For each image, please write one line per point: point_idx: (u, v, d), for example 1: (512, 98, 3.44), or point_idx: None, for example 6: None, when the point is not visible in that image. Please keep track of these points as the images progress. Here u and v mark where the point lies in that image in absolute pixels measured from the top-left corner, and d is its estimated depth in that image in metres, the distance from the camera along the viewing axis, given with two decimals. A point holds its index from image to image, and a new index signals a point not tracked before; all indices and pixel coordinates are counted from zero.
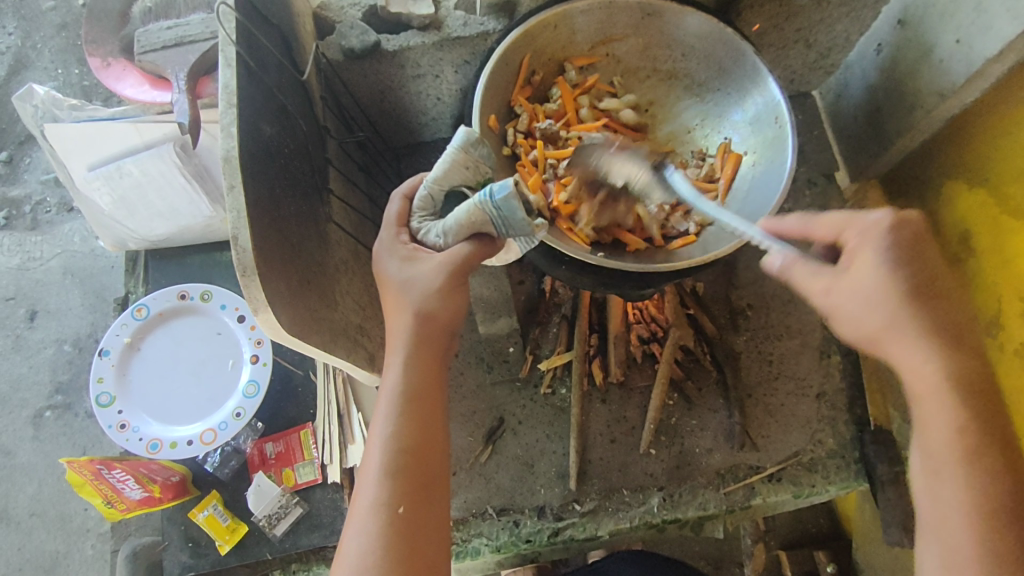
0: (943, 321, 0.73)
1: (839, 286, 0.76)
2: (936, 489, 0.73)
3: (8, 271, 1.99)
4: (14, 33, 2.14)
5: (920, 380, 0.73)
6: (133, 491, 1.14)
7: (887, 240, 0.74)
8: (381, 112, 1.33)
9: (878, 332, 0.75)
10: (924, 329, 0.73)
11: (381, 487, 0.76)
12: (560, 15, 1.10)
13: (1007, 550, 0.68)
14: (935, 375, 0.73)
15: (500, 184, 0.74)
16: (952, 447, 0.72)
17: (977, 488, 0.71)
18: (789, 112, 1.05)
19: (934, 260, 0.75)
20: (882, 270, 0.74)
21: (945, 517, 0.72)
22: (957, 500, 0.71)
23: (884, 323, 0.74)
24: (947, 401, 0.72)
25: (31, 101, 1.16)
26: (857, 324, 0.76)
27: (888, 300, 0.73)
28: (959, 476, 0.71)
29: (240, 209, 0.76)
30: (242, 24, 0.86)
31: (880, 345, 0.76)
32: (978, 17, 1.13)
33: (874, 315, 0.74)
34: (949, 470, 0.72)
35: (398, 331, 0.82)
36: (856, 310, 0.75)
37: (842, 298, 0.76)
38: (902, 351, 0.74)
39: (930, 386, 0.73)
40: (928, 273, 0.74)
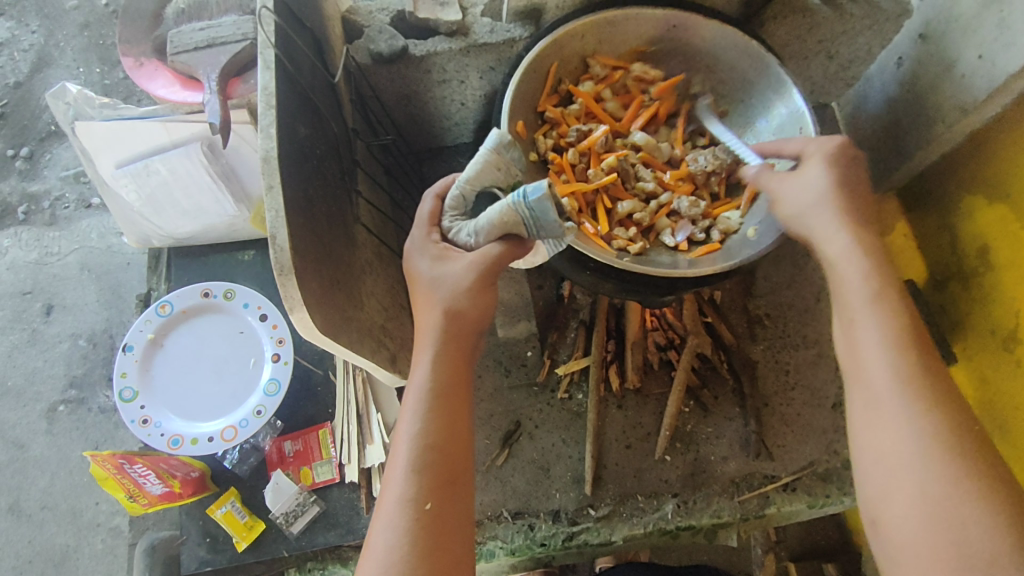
0: (858, 206, 0.89)
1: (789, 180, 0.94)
2: (855, 333, 0.81)
3: (27, 265, 2.01)
4: (38, 31, 2.17)
5: (837, 250, 0.87)
6: (154, 485, 1.16)
7: (831, 149, 0.93)
8: (405, 116, 1.34)
9: (813, 208, 0.90)
10: (846, 208, 0.89)
11: (409, 482, 0.76)
12: (588, 25, 1.11)
13: (917, 373, 0.76)
14: (847, 245, 0.86)
15: (535, 185, 0.75)
16: (862, 292, 0.82)
17: (892, 325, 0.79)
18: (814, 123, 1.06)
19: (861, 173, 0.93)
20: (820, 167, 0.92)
21: (858, 349, 0.80)
22: (877, 335, 0.79)
23: (812, 202, 0.90)
24: (858, 259, 0.84)
25: (64, 98, 1.16)
26: (794, 203, 0.92)
27: (823, 185, 0.90)
28: (872, 317, 0.80)
29: (279, 209, 0.78)
30: (280, 27, 0.88)
31: (809, 225, 0.91)
32: (1001, 33, 1.14)
33: (810, 197, 0.91)
34: (862, 314, 0.81)
35: (427, 330, 0.83)
36: (798, 193, 0.92)
37: (788, 187, 0.94)
38: (824, 226, 0.89)
39: (843, 250, 0.86)
40: (856, 176, 0.92)
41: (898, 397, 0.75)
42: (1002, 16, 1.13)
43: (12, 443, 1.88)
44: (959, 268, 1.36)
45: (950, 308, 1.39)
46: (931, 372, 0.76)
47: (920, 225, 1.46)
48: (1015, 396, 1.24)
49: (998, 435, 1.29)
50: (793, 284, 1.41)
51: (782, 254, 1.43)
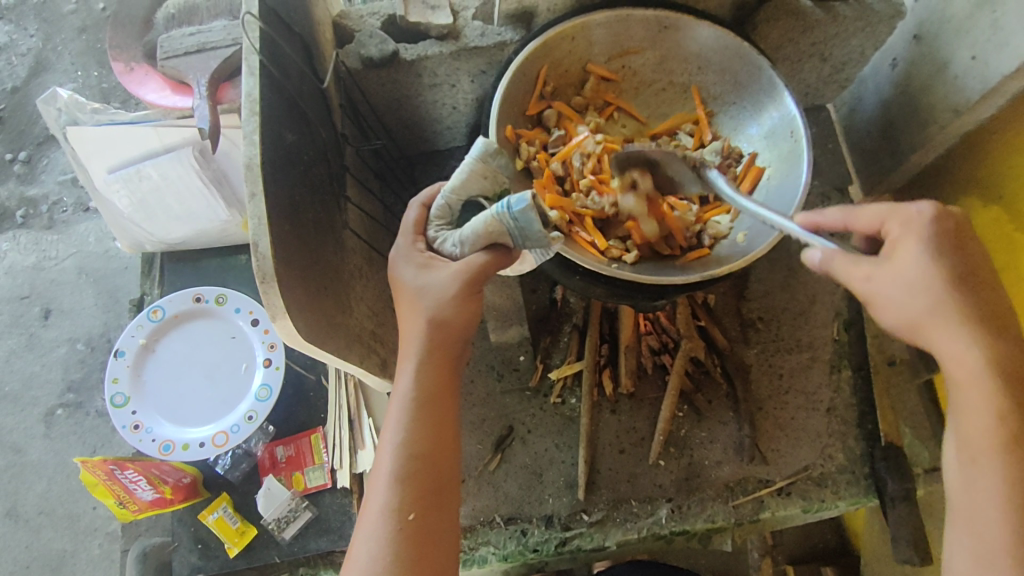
0: (985, 315, 0.79)
1: (888, 277, 0.79)
2: (972, 471, 0.79)
3: (24, 269, 2.01)
4: (36, 35, 2.17)
5: (964, 371, 0.79)
6: (145, 491, 1.15)
7: (931, 230, 0.79)
8: (397, 120, 1.34)
9: (922, 322, 0.79)
10: (969, 320, 0.78)
11: (392, 492, 0.76)
12: (578, 27, 1.11)
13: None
14: (975, 365, 0.78)
15: (519, 198, 0.75)
16: (988, 435, 0.78)
17: (1013, 476, 0.76)
18: (804, 127, 1.06)
19: (974, 257, 0.80)
20: (925, 263, 0.78)
21: (977, 495, 0.78)
22: (998, 486, 0.77)
23: (926, 312, 0.79)
24: (987, 388, 0.78)
25: (56, 104, 1.17)
26: (899, 311, 0.80)
27: (936, 290, 0.78)
28: (996, 466, 0.77)
29: (262, 216, 0.77)
30: (266, 33, 0.87)
31: (920, 334, 0.81)
32: (994, 33, 1.13)
33: (917, 305, 0.79)
34: (986, 459, 0.78)
35: (411, 338, 0.82)
36: (900, 298, 0.79)
37: (885, 285, 0.79)
38: (942, 339, 0.79)
39: (969, 373, 0.79)
40: (974, 266, 0.80)
41: (1008, 556, 0.74)
42: (996, 16, 1.13)
43: (10, 448, 1.88)
44: None
45: None
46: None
47: None
48: None
49: None
50: (787, 288, 1.40)
51: (776, 257, 1.42)
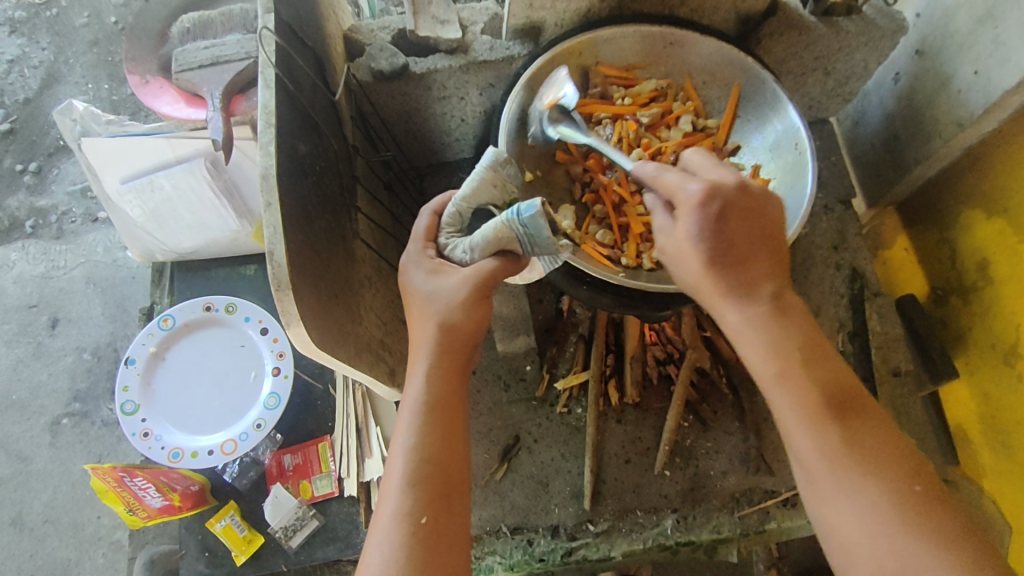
0: (739, 274, 0.82)
1: (671, 249, 0.85)
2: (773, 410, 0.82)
3: (33, 279, 2.03)
4: (48, 48, 2.21)
5: (733, 325, 0.83)
6: (154, 498, 1.17)
7: (700, 207, 0.80)
8: (407, 132, 1.36)
9: (695, 285, 0.84)
10: (725, 281, 0.82)
11: (403, 496, 0.76)
12: (586, 43, 1.14)
13: (835, 446, 0.77)
14: (740, 323, 0.82)
15: (528, 204, 0.77)
16: (766, 372, 0.81)
17: (801, 398, 0.79)
18: (809, 140, 1.08)
19: (731, 227, 0.81)
20: (693, 238, 0.81)
21: (784, 423, 0.80)
22: (791, 412, 0.79)
23: (695, 280, 0.83)
24: (755, 338, 0.81)
25: (71, 116, 1.20)
26: (682, 276, 0.86)
27: (698, 264, 0.82)
28: (783, 396, 0.80)
29: (277, 226, 0.79)
30: (281, 46, 0.89)
31: (703, 300, 0.85)
32: (996, 49, 1.15)
33: (690, 277, 0.84)
34: (773, 391, 0.81)
35: (422, 342, 0.83)
36: (681, 266, 0.84)
37: (670, 253, 0.85)
38: (715, 305, 0.84)
39: (734, 331, 0.83)
40: (731, 236, 0.81)
41: (828, 471, 0.76)
42: (997, 33, 1.14)
43: (16, 456, 1.89)
44: (959, 283, 1.37)
45: (951, 323, 1.39)
46: (844, 428, 0.77)
47: (919, 239, 1.47)
48: (1017, 411, 1.24)
49: (1002, 451, 1.29)
50: None
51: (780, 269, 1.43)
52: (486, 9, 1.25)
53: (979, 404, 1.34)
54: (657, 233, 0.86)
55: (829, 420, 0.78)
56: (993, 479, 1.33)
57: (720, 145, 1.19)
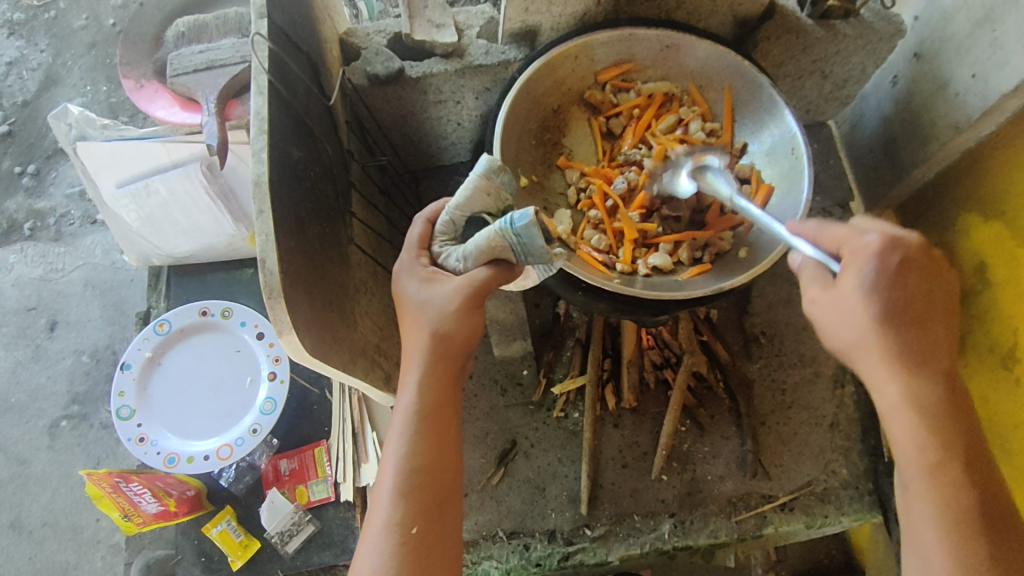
0: (914, 344, 0.77)
1: (829, 302, 0.80)
2: (909, 500, 0.80)
3: (31, 281, 2.03)
4: (46, 50, 2.20)
5: (889, 405, 0.80)
6: (150, 504, 1.16)
7: (875, 265, 0.77)
8: (403, 136, 1.35)
9: (852, 348, 0.80)
10: (898, 351, 0.77)
11: (394, 505, 0.76)
12: (582, 46, 1.13)
13: (982, 559, 0.75)
14: (900, 400, 0.79)
15: (521, 213, 0.76)
16: (918, 462, 0.79)
17: (953, 501, 0.77)
18: (806, 144, 1.07)
19: (913, 284, 0.77)
20: (863, 295, 0.77)
21: (915, 520, 0.79)
22: (935, 513, 0.77)
23: (856, 341, 0.79)
24: (909, 421, 0.79)
25: (66, 120, 1.19)
26: (837, 336, 0.81)
27: (865, 320, 0.77)
28: (927, 490, 0.78)
29: (269, 233, 0.78)
30: (274, 52, 0.89)
31: (853, 360, 0.81)
32: (993, 52, 1.15)
33: (850, 335, 0.79)
34: (920, 485, 0.79)
35: (414, 351, 0.83)
36: (836, 323, 0.80)
37: (825, 313, 0.81)
38: (875, 372, 0.80)
39: (893, 407, 0.80)
40: (910, 299, 0.77)
41: None
42: (994, 36, 1.14)
43: (15, 459, 1.89)
44: None
45: None
46: (993, 546, 0.75)
47: None
48: (1016, 416, 1.22)
49: (1001, 455, 1.27)
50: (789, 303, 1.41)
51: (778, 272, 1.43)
52: (481, 13, 1.25)
53: (977, 407, 1.32)
54: (812, 287, 0.83)
55: (972, 532, 0.76)
56: None
57: (728, 149, 1.18)
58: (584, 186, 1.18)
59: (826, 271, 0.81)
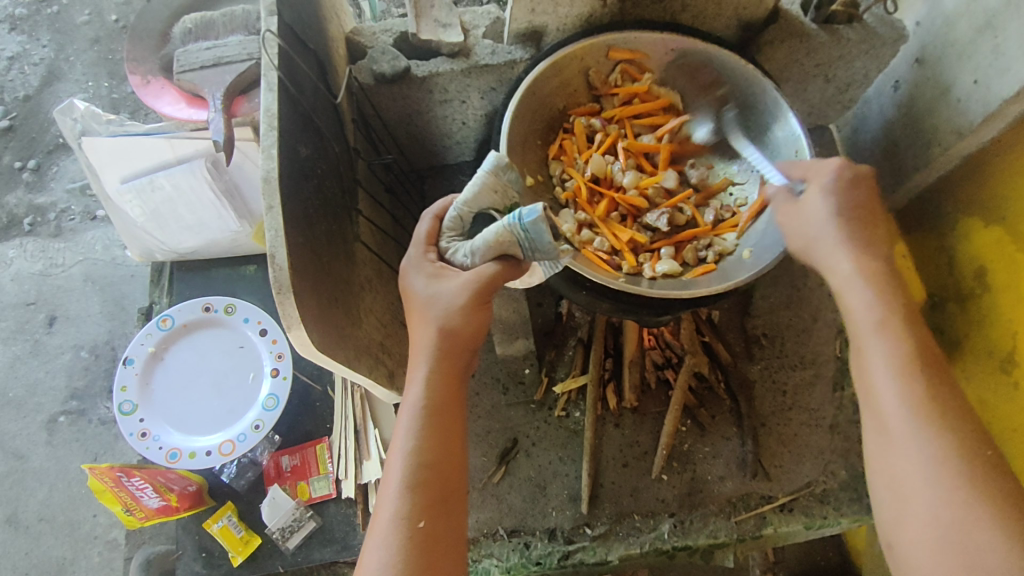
0: (861, 226, 0.88)
1: (791, 212, 0.93)
2: (863, 361, 0.84)
3: (31, 276, 2.03)
4: (49, 45, 2.20)
5: (843, 277, 0.87)
6: (151, 499, 1.16)
7: (832, 174, 0.90)
8: (408, 135, 1.36)
9: (813, 243, 0.90)
10: (846, 226, 0.88)
11: (401, 500, 0.76)
12: (587, 47, 1.14)
13: (924, 397, 0.78)
14: (852, 269, 0.86)
15: (530, 209, 0.78)
16: (867, 322, 0.84)
17: (900, 352, 0.81)
18: (809, 147, 1.07)
19: (865, 191, 0.90)
20: (824, 193, 0.90)
21: (870, 380, 0.83)
22: (886, 364, 0.81)
23: (819, 234, 0.89)
24: (861, 285, 0.85)
25: (72, 115, 1.20)
26: (798, 233, 0.92)
27: (826, 214, 0.89)
28: (880, 345, 0.82)
29: (278, 229, 0.79)
30: (283, 49, 0.89)
31: (816, 256, 0.90)
32: (995, 58, 1.16)
33: (811, 230, 0.90)
34: (866, 345, 0.83)
35: (421, 347, 0.83)
36: (801, 225, 0.91)
37: (795, 220, 0.92)
38: (828, 254, 0.88)
39: (849, 277, 0.87)
40: (857, 196, 0.90)
41: (906, 425, 0.77)
42: (997, 43, 1.15)
43: (12, 454, 1.88)
44: (957, 290, 1.36)
45: (948, 331, 1.39)
46: (939, 385, 0.78)
47: (917, 246, 1.47)
48: (1015, 418, 1.23)
49: None
50: (791, 305, 1.42)
51: (778, 274, 1.43)
52: (487, 13, 1.26)
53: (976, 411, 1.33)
54: (779, 206, 0.95)
55: (921, 375, 0.79)
56: None
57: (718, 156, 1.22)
58: (565, 179, 1.18)
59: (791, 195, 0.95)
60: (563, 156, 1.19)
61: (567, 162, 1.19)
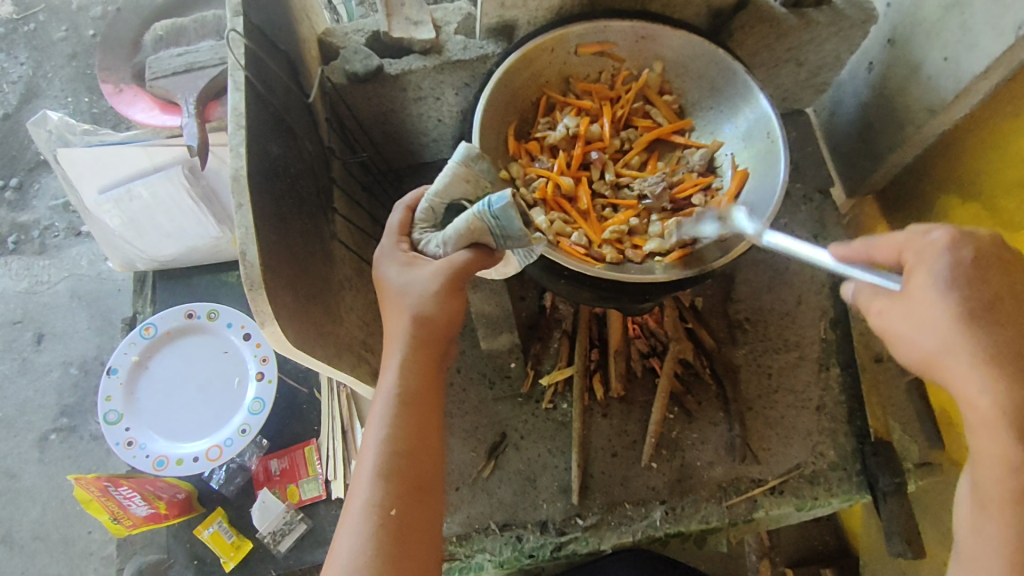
0: (1016, 355, 0.71)
1: (898, 310, 0.75)
2: (977, 521, 0.73)
3: (16, 295, 2.02)
4: (26, 63, 2.20)
5: (977, 419, 0.72)
6: (139, 507, 1.15)
7: (949, 265, 0.72)
8: (385, 134, 1.36)
9: (935, 356, 0.73)
10: (991, 359, 0.71)
11: (374, 487, 0.77)
12: (557, 39, 1.14)
13: None
14: (993, 411, 0.71)
15: (499, 195, 0.78)
16: (1000, 484, 0.71)
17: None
18: (780, 128, 1.08)
19: (999, 285, 0.72)
20: (944, 297, 0.71)
21: (982, 545, 0.72)
22: (1002, 540, 0.71)
23: (940, 351, 0.73)
24: (1000, 432, 0.71)
25: (45, 126, 1.19)
26: (912, 346, 0.75)
27: (952, 333, 0.71)
28: (1004, 519, 0.71)
29: (249, 226, 0.79)
30: (250, 49, 0.89)
31: (935, 372, 0.75)
32: (963, 35, 1.17)
33: (931, 343, 0.73)
34: (996, 508, 0.72)
35: (395, 335, 0.83)
36: (908, 333, 0.74)
37: (896, 319, 0.75)
38: (960, 381, 0.72)
39: (984, 419, 0.72)
40: (1001, 306, 0.72)
41: None
42: (964, 19, 1.16)
43: (4, 473, 1.87)
44: None
45: None
46: None
47: (896, 226, 1.47)
48: None
49: None
50: (772, 288, 1.43)
51: (759, 259, 1.44)
52: (459, 9, 1.26)
53: None
54: (879, 297, 0.77)
55: None
56: None
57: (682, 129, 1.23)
58: (531, 180, 1.16)
59: (882, 287, 0.78)
60: (523, 158, 1.17)
61: (527, 163, 1.17)
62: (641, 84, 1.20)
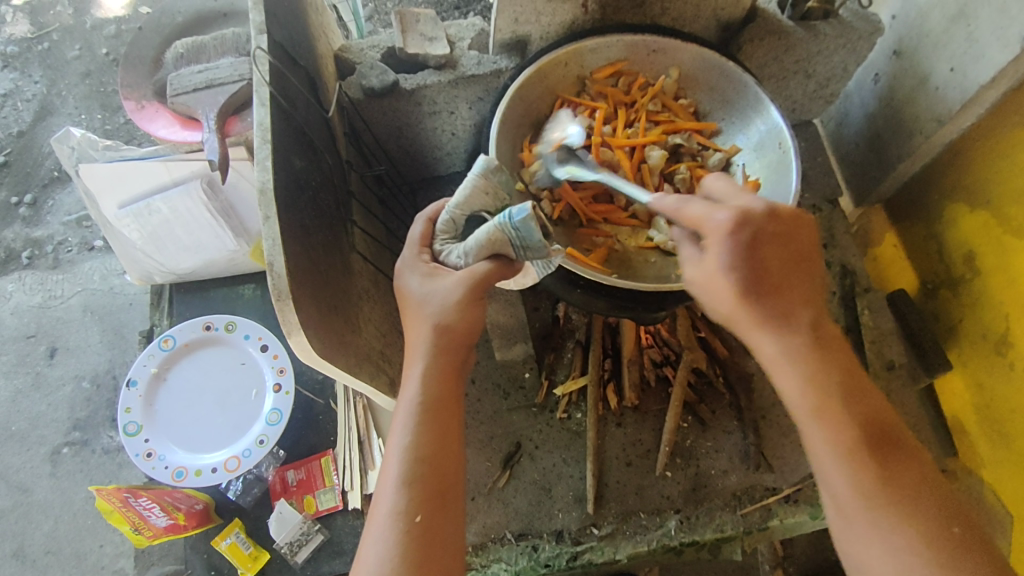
0: (759, 303, 0.79)
1: (698, 278, 0.82)
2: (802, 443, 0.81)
3: (30, 309, 2.04)
4: (41, 81, 2.24)
5: (768, 356, 0.81)
6: (159, 518, 1.16)
7: (734, 234, 0.77)
8: (399, 148, 1.38)
9: (728, 315, 0.81)
10: (758, 311, 0.79)
11: (398, 494, 0.78)
12: (571, 53, 1.17)
13: (878, 489, 0.76)
14: (777, 354, 0.80)
15: (519, 207, 0.80)
16: (803, 407, 0.80)
17: (844, 440, 0.78)
18: (792, 138, 1.10)
19: (766, 251, 0.78)
20: (725, 268, 0.78)
21: (818, 460, 0.80)
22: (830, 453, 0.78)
23: (731, 309, 0.80)
24: (792, 372, 0.79)
25: (69, 142, 1.18)
26: (711, 308, 0.83)
27: (730, 293, 0.79)
28: (816, 433, 0.79)
29: (276, 237, 0.81)
30: (274, 65, 0.91)
31: (735, 328, 0.83)
32: (969, 46, 1.19)
33: (722, 303, 0.81)
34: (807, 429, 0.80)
35: (418, 343, 0.84)
36: (706, 297, 0.82)
37: (697, 279, 0.83)
38: (750, 334, 0.81)
39: (773, 359, 0.81)
40: (763, 265, 0.78)
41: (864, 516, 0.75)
42: (969, 30, 1.18)
43: (16, 487, 1.88)
44: (947, 275, 1.37)
45: (942, 316, 1.40)
46: (886, 474, 0.76)
47: (905, 234, 1.48)
48: (1011, 399, 1.24)
49: (997, 441, 1.29)
50: None
51: None
52: (472, 25, 1.29)
53: (974, 394, 1.33)
54: (688, 264, 0.84)
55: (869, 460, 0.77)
56: (992, 468, 1.31)
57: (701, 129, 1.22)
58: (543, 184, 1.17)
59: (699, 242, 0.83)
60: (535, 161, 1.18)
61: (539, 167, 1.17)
62: (657, 90, 1.20)
